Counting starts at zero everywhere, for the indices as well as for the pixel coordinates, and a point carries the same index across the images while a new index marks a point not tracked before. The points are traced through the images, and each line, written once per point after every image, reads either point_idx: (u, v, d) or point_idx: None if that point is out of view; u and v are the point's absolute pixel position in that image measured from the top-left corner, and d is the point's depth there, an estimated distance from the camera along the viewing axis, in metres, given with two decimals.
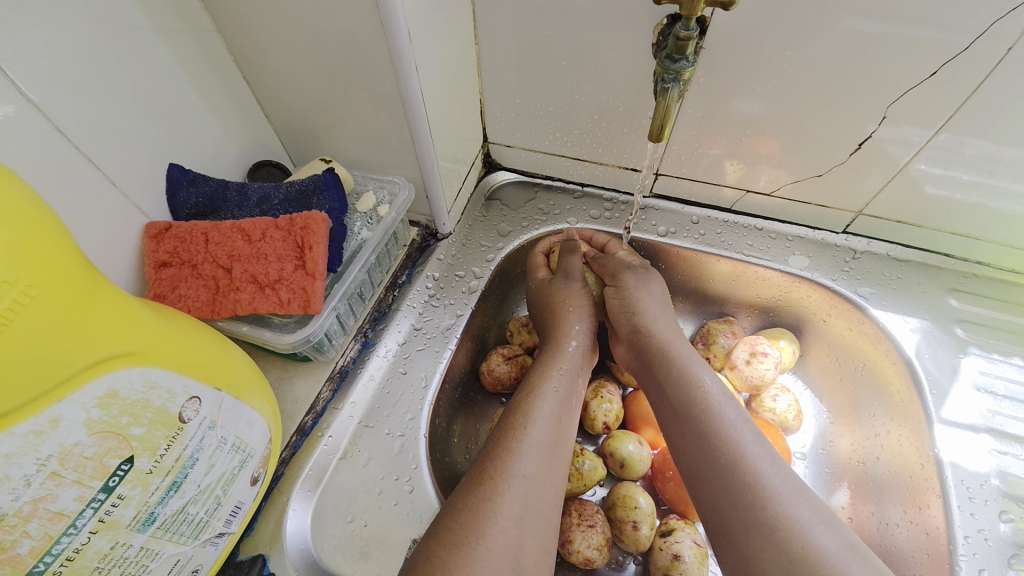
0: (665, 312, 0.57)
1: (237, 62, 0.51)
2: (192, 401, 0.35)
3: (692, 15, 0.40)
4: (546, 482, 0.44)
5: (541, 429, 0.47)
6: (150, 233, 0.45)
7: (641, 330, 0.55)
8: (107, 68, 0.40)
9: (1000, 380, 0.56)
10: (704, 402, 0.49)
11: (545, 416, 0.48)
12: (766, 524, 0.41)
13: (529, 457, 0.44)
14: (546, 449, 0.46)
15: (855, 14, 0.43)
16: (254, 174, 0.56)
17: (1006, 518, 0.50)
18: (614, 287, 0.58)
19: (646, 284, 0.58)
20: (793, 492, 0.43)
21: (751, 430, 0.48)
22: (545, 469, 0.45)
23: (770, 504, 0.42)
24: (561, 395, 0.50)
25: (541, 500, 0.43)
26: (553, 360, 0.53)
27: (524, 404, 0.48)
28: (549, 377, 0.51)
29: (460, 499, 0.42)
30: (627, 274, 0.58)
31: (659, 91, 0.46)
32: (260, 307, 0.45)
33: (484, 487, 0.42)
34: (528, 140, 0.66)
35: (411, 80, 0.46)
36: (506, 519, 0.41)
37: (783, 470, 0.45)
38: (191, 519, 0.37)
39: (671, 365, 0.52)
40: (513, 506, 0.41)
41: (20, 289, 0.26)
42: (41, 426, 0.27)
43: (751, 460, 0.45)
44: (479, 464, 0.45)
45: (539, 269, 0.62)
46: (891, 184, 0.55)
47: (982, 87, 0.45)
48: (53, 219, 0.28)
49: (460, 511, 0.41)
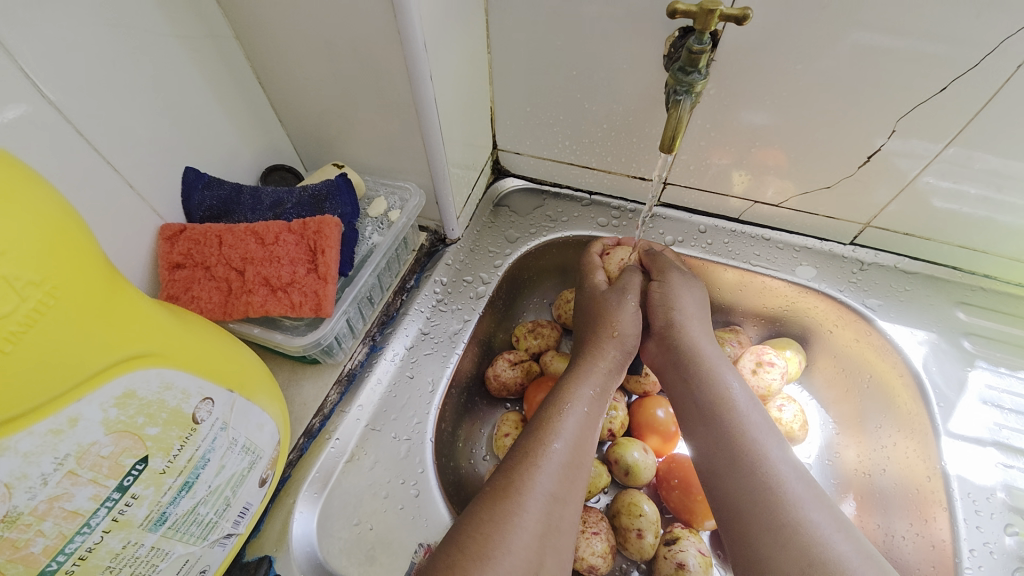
0: (701, 317, 0.57)
1: (253, 68, 0.52)
2: (205, 402, 0.35)
3: (706, 29, 0.41)
4: (566, 500, 0.45)
5: (566, 448, 0.46)
6: (164, 235, 0.45)
7: (675, 325, 0.55)
8: (127, 71, 0.41)
9: (1007, 394, 0.56)
10: (729, 406, 0.49)
11: (570, 434, 0.47)
12: (787, 526, 0.42)
13: (551, 474, 0.45)
14: (569, 468, 0.46)
15: (864, 27, 0.43)
16: (267, 178, 0.57)
17: (1012, 532, 0.49)
18: (663, 289, 0.57)
19: (689, 286, 0.57)
20: (813, 496, 0.44)
21: (772, 434, 0.48)
22: (566, 488, 0.45)
23: (789, 508, 0.43)
24: (589, 415, 0.50)
25: (561, 518, 0.44)
26: (586, 377, 0.52)
27: (553, 420, 0.48)
28: (580, 396, 0.50)
29: (480, 508, 0.42)
30: (674, 273, 0.58)
31: (671, 102, 0.46)
32: (272, 310, 0.45)
33: (507, 500, 0.42)
34: (537, 148, 0.66)
35: (424, 88, 0.47)
36: (526, 533, 0.41)
37: (800, 472, 0.45)
38: (200, 519, 0.37)
39: (700, 366, 0.52)
40: (534, 522, 0.42)
41: (45, 290, 0.26)
42: (60, 425, 0.27)
43: (772, 462, 0.45)
44: (500, 474, 0.45)
45: (597, 271, 0.61)
46: (899, 197, 0.55)
47: (991, 103, 0.45)
48: (78, 222, 0.29)
49: (482, 520, 0.41)
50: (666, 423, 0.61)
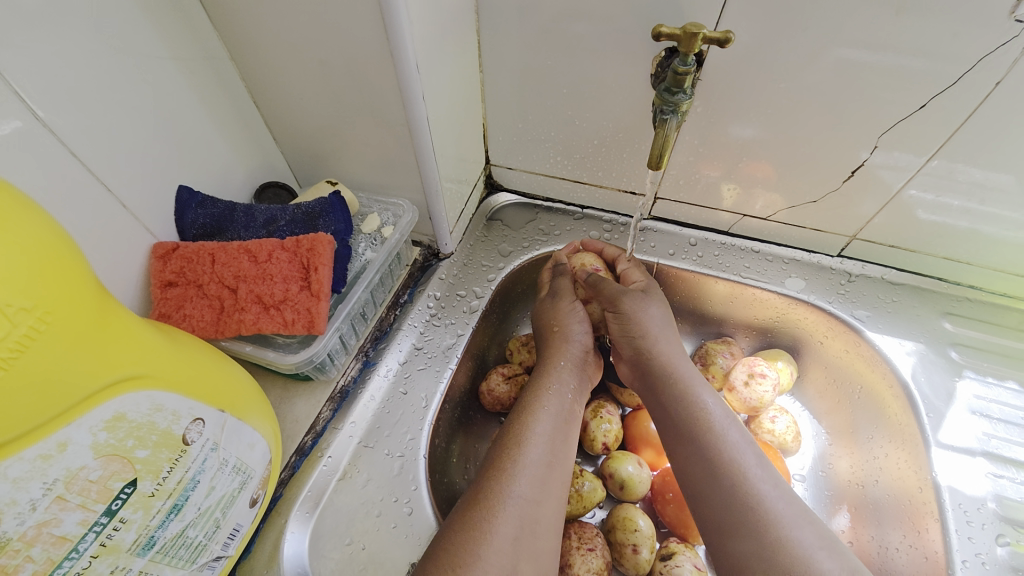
0: (667, 332, 0.55)
1: (248, 88, 0.53)
2: (195, 422, 0.35)
3: (690, 52, 0.42)
4: (541, 501, 0.44)
5: (534, 448, 0.46)
6: (157, 253, 0.46)
7: (643, 351, 0.54)
8: (121, 90, 0.42)
9: (995, 404, 0.57)
10: (706, 424, 0.49)
11: (538, 435, 0.47)
12: (771, 547, 0.42)
13: (523, 477, 0.45)
14: (541, 468, 0.46)
15: (847, 45, 0.45)
16: (261, 195, 0.57)
17: (1003, 542, 0.50)
18: (620, 322, 0.55)
19: (647, 308, 0.55)
20: (796, 515, 0.44)
21: (757, 454, 0.48)
22: (539, 488, 0.45)
23: (771, 528, 0.43)
24: (557, 415, 0.50)
25: (537, 520, 0.43)
26: (545, 378, 0.52)
27: (518, 422, 0.49)
28: (543, 395, 0.51)
29: (457, 518, 0.43)
30: (626, 299, 0.55)
31: (657, 121, 0.47)
32: (264, 327, 0.45)
33: (481, 506, 0.43)
34: (529, 163, 0.67)
35: (417, 107, 0.47)
36: (500, 539, 0.41)
37: (782, 493, 0.46)
38: (189, 542, 0.36)
39: (675, 384, 0.52)
40: (508, 525, 0.42)
41: (37, 316, 0.26)
42: (49, 450, 0.27)
43: (754, 482, 0.46)
44: (475, 482, 0.46)
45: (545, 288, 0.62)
46: (885, 210, 0.57)
47: (970, 118, 0.46)
48: (70, 246, 0.29)
49: (458, 532, 0.42)
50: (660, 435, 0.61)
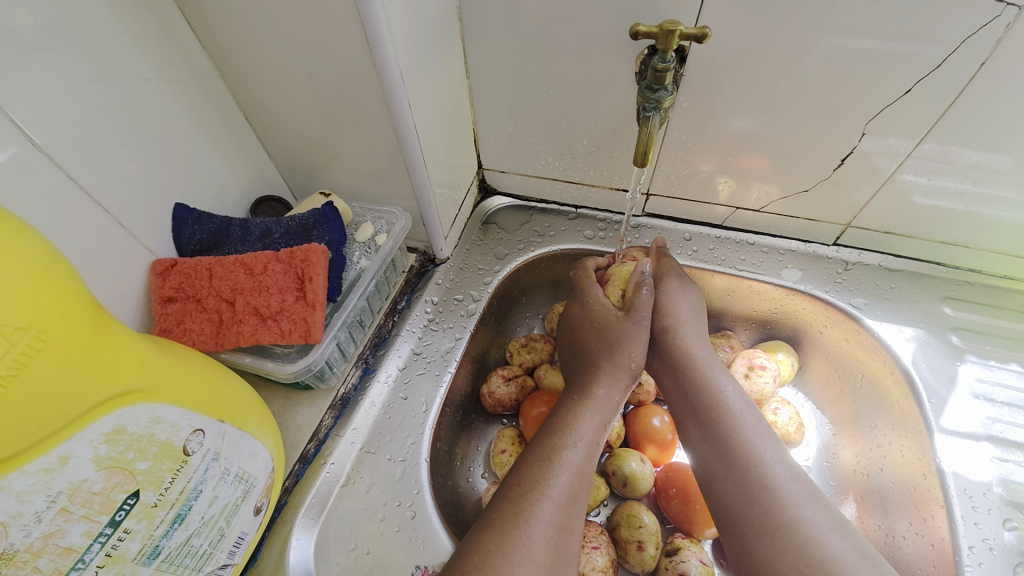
0: (696, 320, 0.57)
1: (238, 105, 0.54)
2: (196, 433, 0.36)
3: (668, 48, 0.43)
4: (571, 529, 0.44)
5: (569, 476, 0.45)
6: (156, 270, 0.47)
7: (669, 330, 0.55)
8: (114, 113, 0.43)
9: (998, 387, 0.56)
10: (724, 407, 0.50)
11: (574, 464, 0.46)
12: (785, 526, 0.42)
13: (554, 505, 0.44)
14: (574, 497, 0.45)
15: (839, 33, 0.45)
16: (256, 209, 0.58)
17: (1010, 527, 0.49)
18: (663, 296, 0.57)
19: (684, 289, 0.58)
20: (808, 496, 0.44)
21: (770, 437, 0.48)
22: (570, 516, 0.44)
23: (785, 508, 0.43)
24: (593, 443, 0.48)
25: (567, 548, 0.43)
26: (589, 404, 0.50)
27: (558, 448, 0.47)
28: (587, 422, 0.49)
29: (492, 538, 0.41)
30: (672, 279, 0.58)
31: (641, 118, 0.47)
32: (262, 338, 0.46)
33: (518, 527, 0.42)
34: (521, 166, 0.68)
35: (403, 115, 0.48)
36: (535, 565, 0.40)
37: (797, 475, 0.46)
38: (195, 551, 0.37)
39: (694, 368, 0.53)
40: (542, 556, 0.41)
41: (33, 334, 0.27)
42: (51, 464, 0.28)
43: (769, 464, 0.46)
44: (511, 496, 0.44)
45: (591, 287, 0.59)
46: (878, 196, 0.56)
47: (956, 102, 0.46)
48: (64, 267, 0.30)
49: (491, 551, 0.40)
50: (662, 431, 0.61)
